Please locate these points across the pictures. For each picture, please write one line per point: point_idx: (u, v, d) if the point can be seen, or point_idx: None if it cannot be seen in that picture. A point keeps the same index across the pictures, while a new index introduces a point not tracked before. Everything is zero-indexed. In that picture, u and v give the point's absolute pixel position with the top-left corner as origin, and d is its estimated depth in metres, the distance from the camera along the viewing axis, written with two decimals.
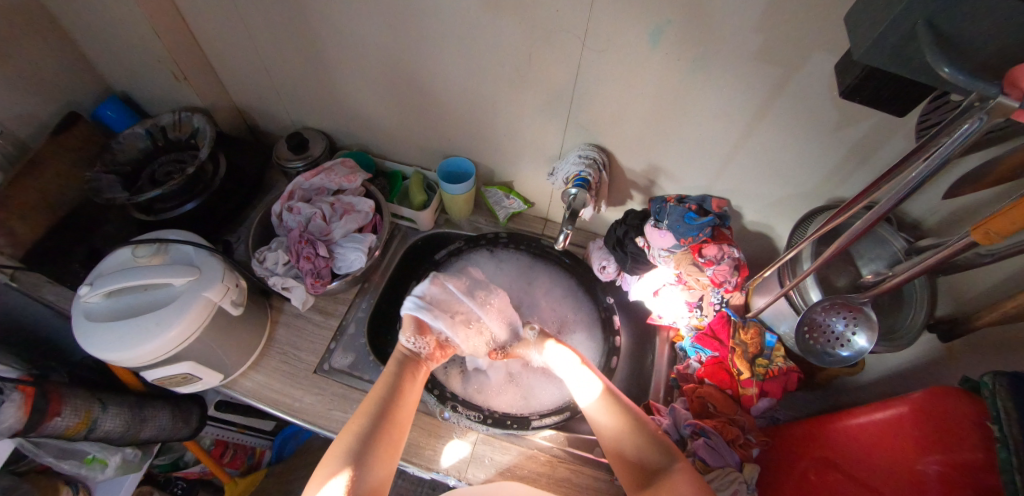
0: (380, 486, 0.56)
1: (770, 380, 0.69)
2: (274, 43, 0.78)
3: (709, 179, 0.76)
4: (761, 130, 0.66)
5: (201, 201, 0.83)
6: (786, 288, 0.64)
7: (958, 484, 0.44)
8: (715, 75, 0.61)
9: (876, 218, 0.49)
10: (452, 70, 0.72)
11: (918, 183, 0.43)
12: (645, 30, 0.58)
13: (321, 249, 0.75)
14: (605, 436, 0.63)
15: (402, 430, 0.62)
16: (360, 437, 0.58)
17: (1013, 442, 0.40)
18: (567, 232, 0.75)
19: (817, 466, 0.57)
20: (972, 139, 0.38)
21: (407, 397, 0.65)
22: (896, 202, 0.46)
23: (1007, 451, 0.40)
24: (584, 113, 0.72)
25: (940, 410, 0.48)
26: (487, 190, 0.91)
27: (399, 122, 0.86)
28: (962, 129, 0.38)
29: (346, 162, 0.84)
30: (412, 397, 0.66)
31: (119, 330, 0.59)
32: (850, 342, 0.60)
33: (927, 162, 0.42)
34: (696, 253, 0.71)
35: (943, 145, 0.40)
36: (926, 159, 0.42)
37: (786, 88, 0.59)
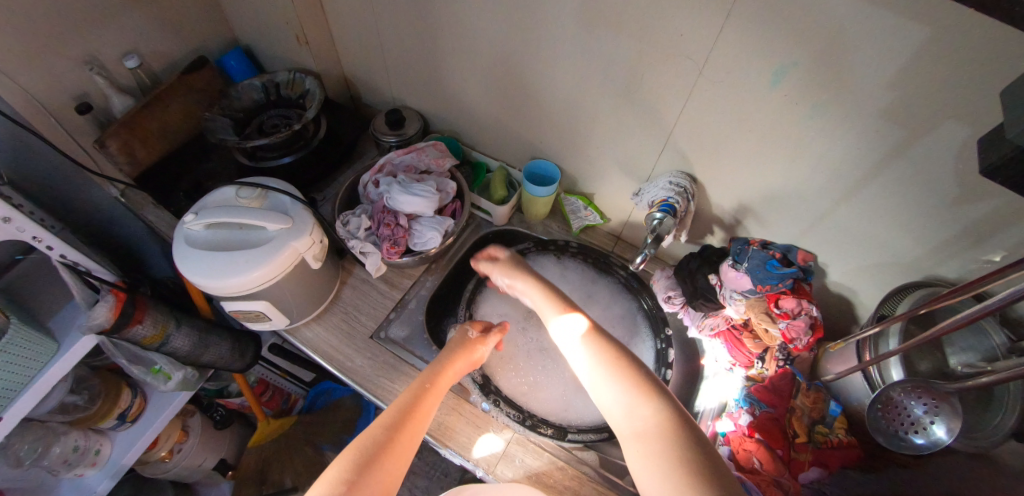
0: None
1: (827, 450, 0.65)
2: (395, 24, 0.83)
3: (799, 230, 0.74)
4: (868, 190, 0.63)
5: (298, 157, 0.89)
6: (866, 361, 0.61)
7: None
8: (831, 125, 0.59)
9: (982, 312, 0.48)
10: (559, 76, 0.74)
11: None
12: (768, 68, 0.57)
13: (402, 222, 0.78)
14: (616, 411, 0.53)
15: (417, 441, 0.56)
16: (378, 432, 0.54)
17: None
18: (648, 256, 0.75)
19: None
20: None
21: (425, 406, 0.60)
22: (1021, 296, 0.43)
23: None
24: (681, 141, 0.71)
25: None
26: (567, 197, 0.90)
27: (493, 117, 0.88)
28: None
29: (438, 145, 0.87)
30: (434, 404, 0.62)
31: (212, 260, 0.65)
32: (927, 430, 0.57)
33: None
34: (772, 303, 0.69)
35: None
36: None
37: (908, 153, 0.57)
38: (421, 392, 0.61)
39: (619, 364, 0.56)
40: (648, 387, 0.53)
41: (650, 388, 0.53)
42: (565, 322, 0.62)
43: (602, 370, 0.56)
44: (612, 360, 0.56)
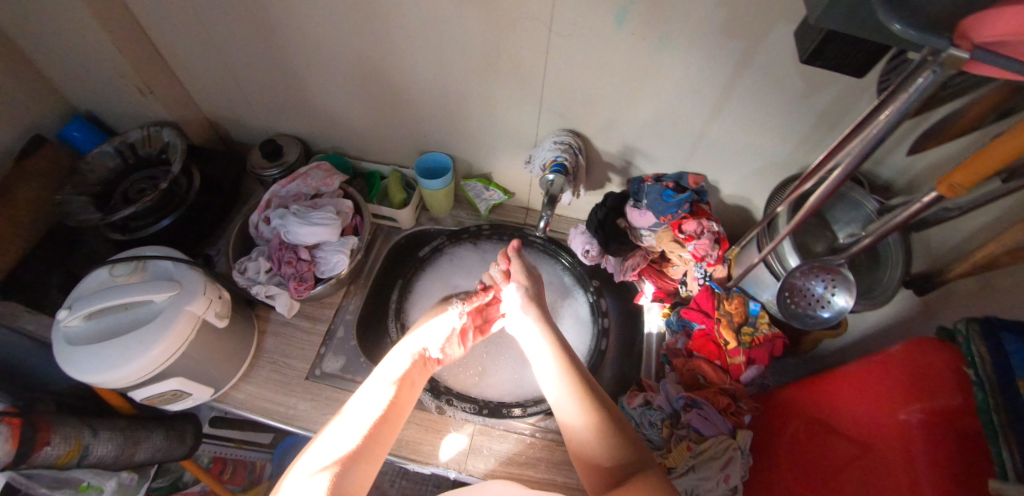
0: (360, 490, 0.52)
1: (756, 347, 0.69)
2: (240, 50, 0.77)
3: (684, 156, 0.77)
4: (730, 103, 0.67)
5: (178, 216, 0.82)
6: (764, 251, 0.64)
7: (941, 427, 0.47)
8: (681, 52, 0.61)
9: (842, 178, 0.50)
10: (422, 64, 0.72)
11: (884, 129, 0.43)
12: (610, 11, 0.58)
13: (302, 253, 0.75)
14: (578, 445, 0.58)
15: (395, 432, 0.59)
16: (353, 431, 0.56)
17: (987, 384, 0.43)
18: (547, 219, 0.74)
19: (807, 426, 0.60)
20: (933, 88, 0.38)
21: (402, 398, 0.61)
22: (860, 159, 0.47)
23: (983, 392, 0.43)
24: (556, 99, 0.72)
25: (918, 357, 0.51)
26: (466, 183, 0.87)
27: (373, 123, 0.85)
28: (917, 83, 0.38)
29: (321, 165, 0.83)
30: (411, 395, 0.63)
31: (99, 354, 0.58)
32: (830, 303, 0.61)
33: (879, 121, 0.44)
34: (676, 229, 0.71)
35: (893, 103, 0.42)
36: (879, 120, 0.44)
37: (752, 60, 0.60)
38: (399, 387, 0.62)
39: (585, 397, 0.61)
40: (603, 417, 0.59)
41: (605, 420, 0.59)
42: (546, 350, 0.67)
43: (572, 399, 0.61)
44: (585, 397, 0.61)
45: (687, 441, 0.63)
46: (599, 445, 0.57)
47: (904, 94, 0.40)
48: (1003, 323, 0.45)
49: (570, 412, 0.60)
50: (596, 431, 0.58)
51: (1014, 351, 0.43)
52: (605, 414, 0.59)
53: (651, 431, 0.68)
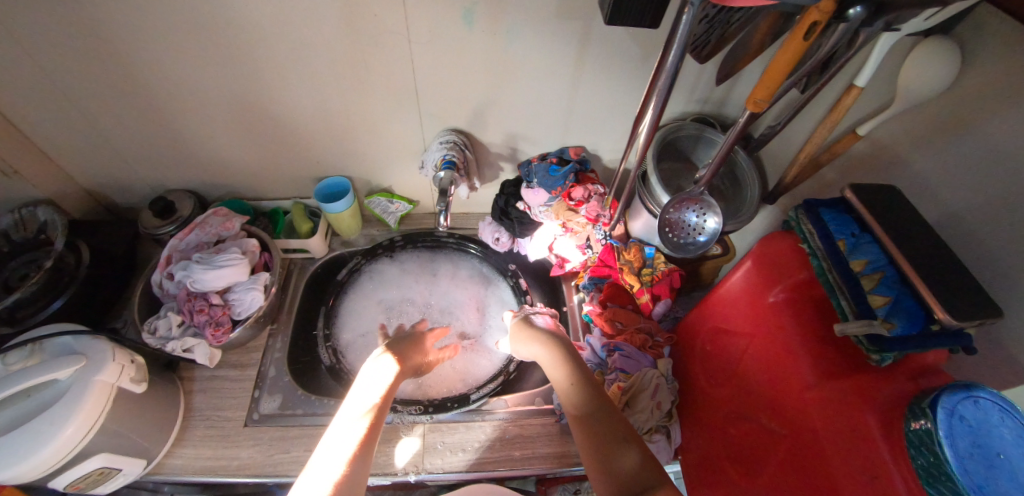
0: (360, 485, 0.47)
1: (657, 283, 0.77)
2: (107, 111, 0.75)
3: (562, 133, 0.84)
4: (585, 78, 0.75)
5: (71, 294, 0.77)
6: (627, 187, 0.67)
7: (800, 300, 0.56)
8: (530, 41, 0.68)
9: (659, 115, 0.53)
10: (299, 92, 0.74)
11: (673, 69, 0.47)
12: (458, 14, 0.64)
13: (214, 298, 0.73)
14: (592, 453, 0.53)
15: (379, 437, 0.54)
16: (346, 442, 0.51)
17: (818, 252, 0.53)
18: (444, 208, 0.73)
19: (710, 338, 0.67)
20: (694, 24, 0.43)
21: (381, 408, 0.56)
22: (661, 106, 0.51)
23: (818, 259, 0.53)
24: (433, 102, 0.77)
25: (770, 249, 0.60)
26: (370, 200, 0.89)
27: (264, 159, 0.86)
28: (683, 21, 0.43)
29: (219, 210, 0.82)
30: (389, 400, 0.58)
31: (5, 446, 0.54)
32: (704, 228, 0.67)
33: (664, 71, 0.48)
34: (567, 199, 0.78)
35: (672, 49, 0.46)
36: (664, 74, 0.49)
37: (590, 37, 0.68)
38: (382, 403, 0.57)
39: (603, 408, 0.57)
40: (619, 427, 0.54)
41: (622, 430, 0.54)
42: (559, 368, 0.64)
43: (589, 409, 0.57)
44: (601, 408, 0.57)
45: (617, 383, 0.68)
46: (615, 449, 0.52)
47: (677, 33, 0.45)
48: (817, 201, 0.56)
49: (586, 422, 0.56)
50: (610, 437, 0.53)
51: (829, 219, 0.53)
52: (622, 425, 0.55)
53: None
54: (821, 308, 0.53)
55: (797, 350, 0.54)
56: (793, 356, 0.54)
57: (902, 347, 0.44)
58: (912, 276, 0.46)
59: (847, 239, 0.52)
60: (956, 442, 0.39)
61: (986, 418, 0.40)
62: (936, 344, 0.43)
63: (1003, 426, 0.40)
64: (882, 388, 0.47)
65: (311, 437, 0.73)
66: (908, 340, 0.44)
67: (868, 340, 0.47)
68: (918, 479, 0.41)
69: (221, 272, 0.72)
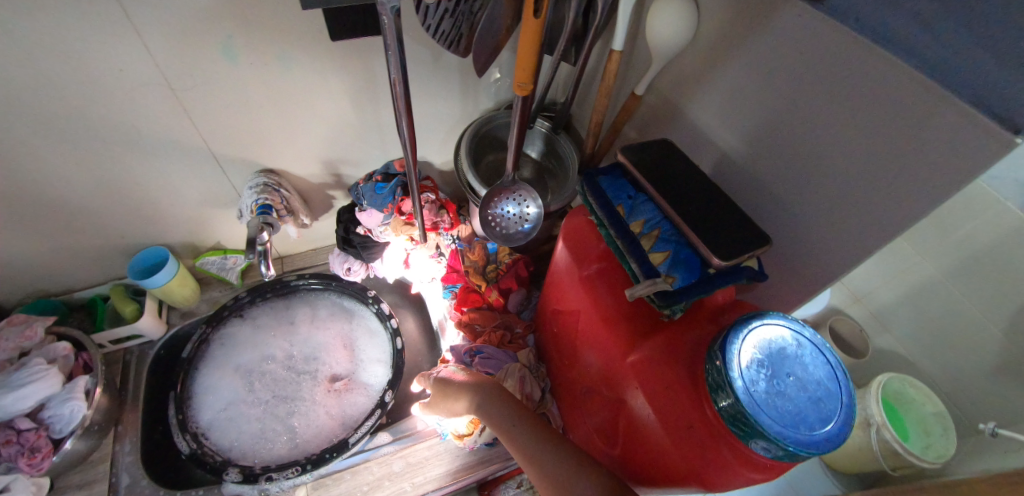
0: None
1: (504, 277, 0.75)
2: None
3: (382, 146, 0.80)
4: (383, 86, 0.71)
5: None
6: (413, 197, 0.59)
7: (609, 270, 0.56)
8: (309, 62, 0.64)
9: (405, 119, 0.47)
10: (57, 167, 0.63)
11: (401, 77, 0.43)
12: (215, 49, 0.58)
13: (21, 423, 0.64)
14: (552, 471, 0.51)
15: None
16: None
17: (604, 221, 0.52)
18: (260, 260, 0.66)
19: (552, 322, 0.66)
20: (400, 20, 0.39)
21: None
22: (407, 111, 0.46)
23: (606, 228, 0.52)
24: (227, 146, 0.70)
25: (574, 224, 0.59)
26: (201, 262, 0.81)
27: (48, 251, 0.74)
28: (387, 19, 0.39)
29: (15, 318, 0.72)
30: None
31: None
32: (528, 215, 0.67)
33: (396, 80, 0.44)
34: (399, 213, 0.75)
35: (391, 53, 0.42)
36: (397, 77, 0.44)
37: (370, 45, 0.64)
38: None
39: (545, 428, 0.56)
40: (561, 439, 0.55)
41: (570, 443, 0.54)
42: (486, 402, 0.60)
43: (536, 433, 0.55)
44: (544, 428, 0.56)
45: None
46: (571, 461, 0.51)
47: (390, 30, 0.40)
48: (595, 170, 0.55)
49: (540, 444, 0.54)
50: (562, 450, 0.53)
51: (608, 187, 0.54)
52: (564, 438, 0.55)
53: None
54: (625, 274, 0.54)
55: (613, 318, 0.54)
56: (611, 327, 0.54)
57: (687, 298, 0.46)
58: (683, 227, 0.48)
59: (625, 203, 0.52)
60: (743, 367, 0.42)
61: (783, 349, 0.44)
62: (718, 285, 0.46)
63: (794, 351, 0.44)
64: (687, 335, 0.49)
65: None
66: (689, 290, 0.46)
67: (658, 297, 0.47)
68: (723, 419, 0.42)
69: (26, 392, 0.63)
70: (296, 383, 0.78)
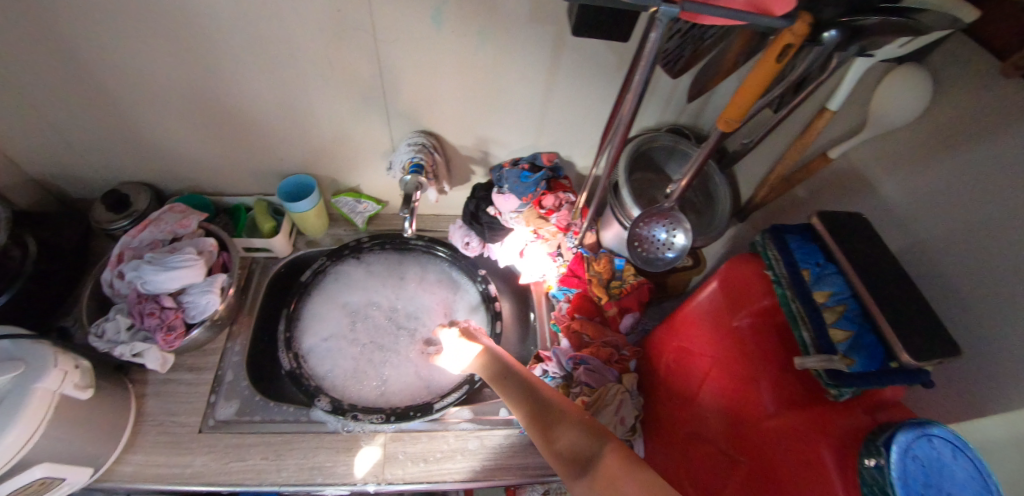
0: None
1: (626, 297, 0.77)
2: (48, 97, 0.70)
3: (535, 137, 0.82)
4: (559, 82, 0.72)
5: (14, 292, 0.73)
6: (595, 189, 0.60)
7: (763, 329, 0.56)
8: (502, 44, 0.66)
9: (625, 128, 0.49)
10: (260, 85, 0.70)
11: (641, 88, 0.45)
12: (426, 12, 0.61)
13: (165, 300, 0.70)
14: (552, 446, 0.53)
15: None
16: None
17: (783, 280, 0.53)
18: (408, 216, 0.69)
19: (675, 357, 0.67)
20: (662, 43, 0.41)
21: None
22: (630, 118, 0.48)
23: (783, 287, 0.53)
24: (402, 104, 0.74)
25: (737, 272, 0.59)
26: (337, 200, 0.87)
27: (221, 154, 0.81)
28: (652, 37, 0.41)
29: (175, 206, 0.78)
30: None
31: None
32: (672, 244, 0.67)
33: (632, 88, 0.46)
34: (538, 206, 0.76)
35: (641, 66, 0.44)
36: (634, 88, 0.46)
37: (564, 42, 0.66)
38: None
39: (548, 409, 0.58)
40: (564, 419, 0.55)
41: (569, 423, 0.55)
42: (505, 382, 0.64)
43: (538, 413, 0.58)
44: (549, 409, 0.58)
45: (581, 398, 0.67)
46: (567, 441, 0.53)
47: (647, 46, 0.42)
48: (784, 227, 0.56)
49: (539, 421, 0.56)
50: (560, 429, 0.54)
51: (796, 248, 0.53)
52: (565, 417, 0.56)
53: None
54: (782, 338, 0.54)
55: (756, 376, 0.54)
56: (754, 387, 0.54)
57: (859, 383, 0.43)
58: (875, 312, 0.45)
59: (812, 269, 0.52)
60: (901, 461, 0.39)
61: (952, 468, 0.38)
62: (893, 382, 0.43)
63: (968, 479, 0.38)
64: (839, 420, 0.47)
65: (267, 445, 0.72)
66: (865, 377, 0.43)
67: (826, 374, 0.46)
68: None
69: (173, 275, 0.69)
70: (396, 335, 0.82)
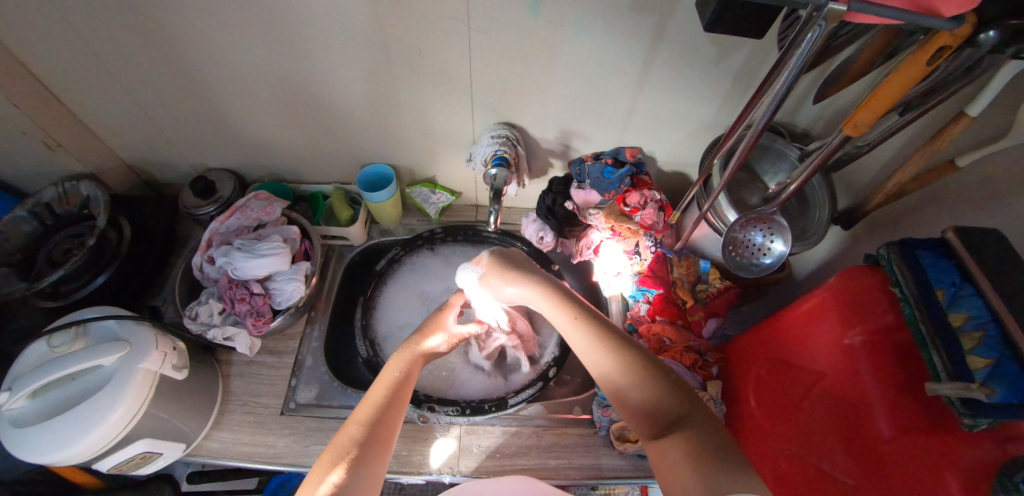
0: (374, 481, 0.48)
1: (713, 301, 0.77)
2: (147, 85, 0.72)
3: (618, 132, 0.80)
4: (653, 75, 0.69)
5: (114, 272, 0.77)
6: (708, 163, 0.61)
7: (881, 348, 0.51)
8: (599, 34, 0.63)
9: (758, 134, 0.52)
10: (348, 75, 0.70)
11: (783, 90, 0.46)
12: (524, 2, 0.58)
13: (255, 287, 0.73)
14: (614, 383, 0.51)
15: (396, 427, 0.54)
16: (360, 424, 0.52)
17: (910, 298, 0.48)
18: (496, 212, 0.76)
19: (767, 368, 0.64)
20: (818, 43, 0.41)
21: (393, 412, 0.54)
22: (769, 114, 0.49)
23: (909, 307, 0.48)
24: (486, 95, 0.73)
25: (851, 286, 0.55)
26: (412, 190, 0.89)
27: (305, 142, 0.83)
28: (808, 37, 0.41)
29: (259, 194, 0.80)
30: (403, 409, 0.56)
31: (53, 428, 0.55)
32: (770, 250, 0.64)
33: (773, 91, 0.47)
34: (622, 203, 0.74)
35: (787, 69, 0.45)
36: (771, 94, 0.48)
37: (665, 32, 0.62)
38: (379, 418, 0.53)
39: (606, 337, 0.54)
40: (623, 350, 0.52)
41: (631, 357, 0.51)
42: (558, 313, 0.59)
43: (592, 342, 0.54)
44: (608, 340, 0.54)
45: None
46: (626, 376, 0.51)
47: (799, 46, 0.42)
48: (915, 241, 0.50)
49: (592, 350, 0.54)
50: (620, 365, 0.51)
51: (928, 264, 0.48)
52: (622, 345, 0.53)
53: None
54: (905, 359, 0.49)
55: (869, 396, 0.51)
56: (868, 403, 0.51)
57: (998, 416, 0.39)
58: (1017, 337, 0.39)
59: (947, 289, 0.46)
60: None
61: None
62: None
63: None
64: (965, 452, 0.43)
65: None
66: (1005, 409, 0.39)
67: (960, 402, 0.42)
68: None
69: (263, 262, 0.71)
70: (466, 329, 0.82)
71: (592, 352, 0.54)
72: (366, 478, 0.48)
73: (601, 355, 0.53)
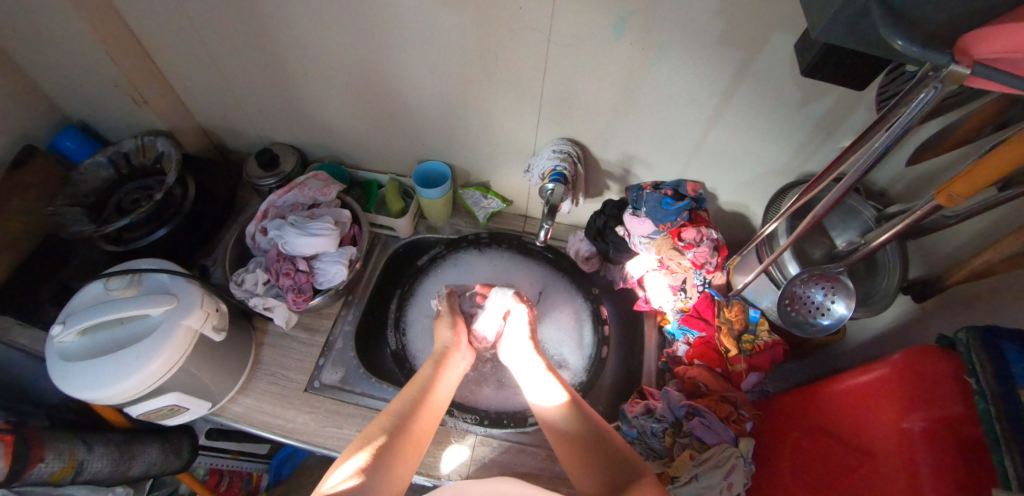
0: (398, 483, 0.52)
1: (757, 354, 0.72)
2: (235, 57, 0.76)
3: (682, 164, 0.78)
4: (728, 111, 0.67)
5: (173, 227, 0.81)
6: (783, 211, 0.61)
7: (944, 440, 0.45)
8: (679, 62, 0.61)
9: (844, 191, 0.49)
10: (422, 70, 0.71)
11: (879, 155, 0.44)
12: (609, 20, 0.58)
13: (301, 263, 0.74)
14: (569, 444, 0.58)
15: (422, 438, 0.58)
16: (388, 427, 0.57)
17: (987, 393, 0.42)
18: (547, 228, 0.76)
19: (812, 437, 0.59)
20: (932, 105, 0.37)
21: (423, 417, 0.60)
22: (863, 171, 0.46)
23: (984, 402, 0.42)
24: (554, 108, 0.72)
25: (917, 366, 0.50)
26: (464, 192, 0.90)
27: (370, 130, 0.85)
28: (918, 98, 0.37)
29: (319, 174, 0.82)
30: (432, 419, 0.61)
31: (95, 368, 0.57)
32: (830, 310, 0.61)
33: (867, 156, 0.45)
34: (676, 237, 0.71)
35: (885, 134, 0.43)
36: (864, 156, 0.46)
37: (750, 69, 0.60)
38: (404, 419, 0.58)
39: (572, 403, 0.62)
40: (580, 414, 0.61)
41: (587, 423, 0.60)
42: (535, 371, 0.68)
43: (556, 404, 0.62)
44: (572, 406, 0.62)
45: (689, 450, 0.63)
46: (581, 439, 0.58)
47: (909, 106, 0.39)
48: (1003, 331, 0.44)
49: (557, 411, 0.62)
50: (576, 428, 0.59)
51: (1014, 359, 0.41)
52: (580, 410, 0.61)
53: (653, 441, 0.68)
54: (971, 458, 0.42)
55: (920, 489, 0.44)
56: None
57: None
58: None
59: None
60: None
61: None
62: None
63: None
64: None
65: (366, 419, 0.73)
66: None
67: None
68: None
69: (310, 241, 0.72)
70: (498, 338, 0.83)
71: (557, 414, 0.62)
72: (386, 475, 0.52)
73: (562, 417, 0.61)
